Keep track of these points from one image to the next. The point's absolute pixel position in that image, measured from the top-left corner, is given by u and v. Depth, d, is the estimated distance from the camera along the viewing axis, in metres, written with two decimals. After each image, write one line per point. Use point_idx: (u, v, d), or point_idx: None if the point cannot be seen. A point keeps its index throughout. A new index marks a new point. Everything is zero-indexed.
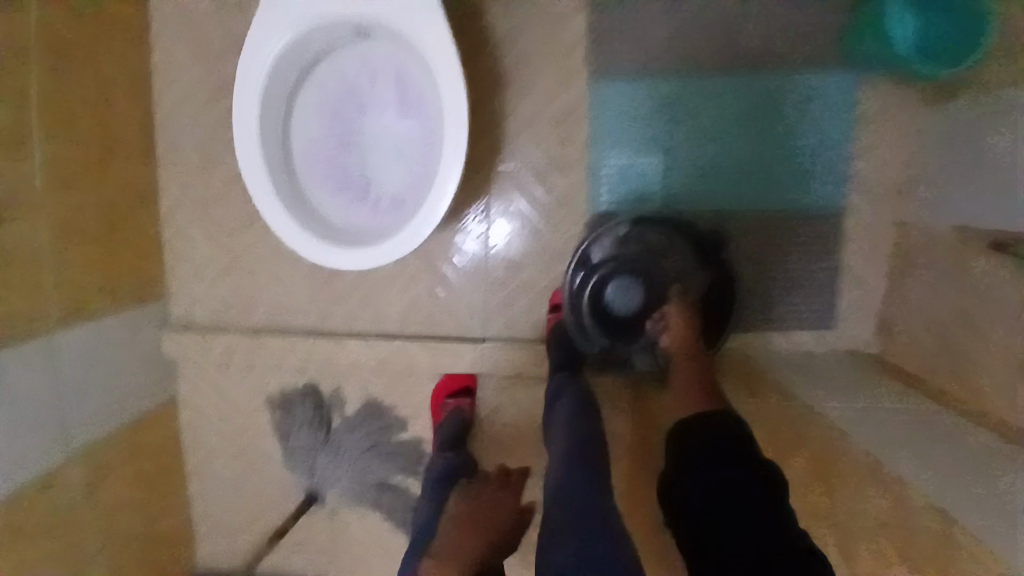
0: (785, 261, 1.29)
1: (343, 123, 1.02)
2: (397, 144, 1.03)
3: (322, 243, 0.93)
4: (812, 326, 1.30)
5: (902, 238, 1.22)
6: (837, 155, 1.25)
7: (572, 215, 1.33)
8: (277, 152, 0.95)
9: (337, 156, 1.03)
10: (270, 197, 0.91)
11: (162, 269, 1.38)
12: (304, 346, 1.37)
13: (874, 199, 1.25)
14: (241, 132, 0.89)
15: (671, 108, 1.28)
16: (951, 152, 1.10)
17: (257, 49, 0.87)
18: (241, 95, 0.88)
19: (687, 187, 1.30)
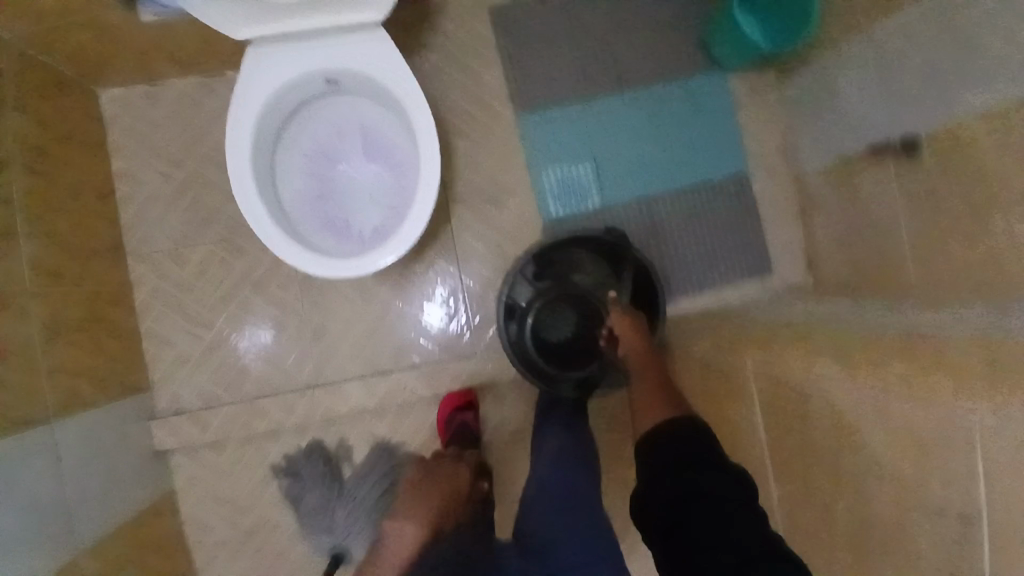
0: (715, 230, 1.51)
1: (318, 168, 1.14)
2: (367, 179, 1.15)
3: (323, 264, 1.01)
4: (753, 276, 1.51)
5: (800, 186, 1.49)
6: (733, 137, 1.52)
7: (530, 227, 1.48)
8: (271, 198, 1.06)
9: (317, 199, 1.13)
10: (273, 233, 1.01)
11: (144, 363, 1.38)
12: (303, 403, 1.39)
13: (767, 164, 1.52)
14: (240, 181, 1.00)
15: (589, 123, 1.49)
16: (812, 109, 1.40)
17: (246, 111, 1.00)
18: (237, 150, 1.00)
19: (621, 188, 1.50)
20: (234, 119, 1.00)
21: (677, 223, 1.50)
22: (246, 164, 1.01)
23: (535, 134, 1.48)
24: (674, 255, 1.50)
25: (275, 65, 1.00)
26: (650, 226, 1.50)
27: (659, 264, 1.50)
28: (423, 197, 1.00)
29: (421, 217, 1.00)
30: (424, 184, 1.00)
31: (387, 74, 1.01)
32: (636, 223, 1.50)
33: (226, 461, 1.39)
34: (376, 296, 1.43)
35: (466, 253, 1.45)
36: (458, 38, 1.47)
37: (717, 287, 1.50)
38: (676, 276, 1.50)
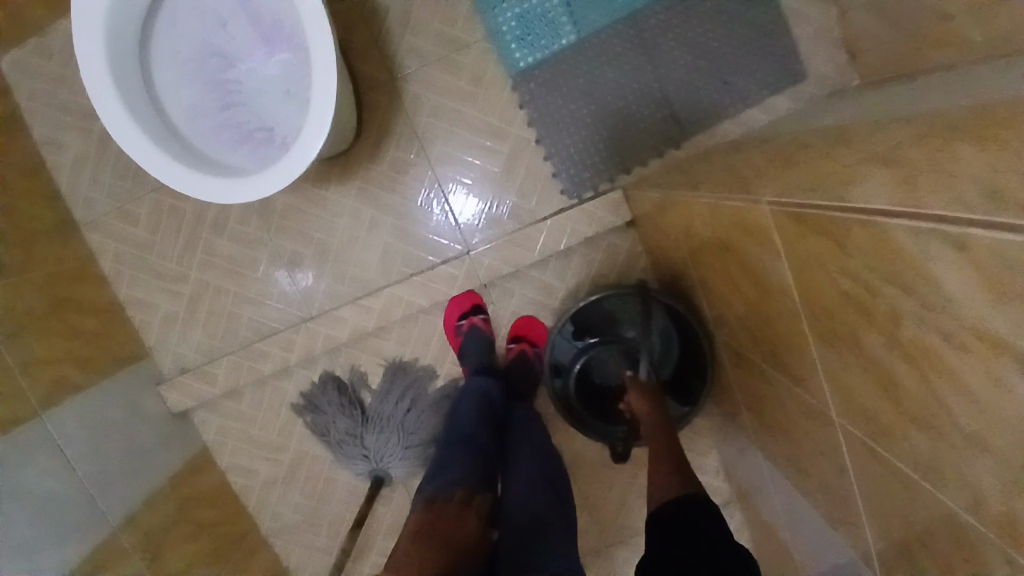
0: (721, 31, 1.20)
1: (212, 72, 0.95)
2: (271, 70, 0.95)
3: (231, 182, 0.85)
4: (782, 81, 1.22)
5: None
6: None
7: (496, 85, 1.22)
8: (155, 119, 0.88)
9: (217, 106, 0.95)
10: (161, 157, 0.84)
11: (135, 332, 1.32)
12: (302, 337, 1.30)
13: None
14: (106, 103, 0.83)
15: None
16: None
17: (86, 14, 0.81)
18: (91, 67, 0.82)
19: (593, 6, 1.19)
20: (77, 26, 0.82)
21: (671, 31, 1.20)
22: (108, 81, 0.83)
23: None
24: (674, 72, 1.22)
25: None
26: (637, 43, 1.21)
27: (656, 89, 1.23)
28: (326, 72, 0.83)
29: (330, 98, 0.83)
30: (321, 55, 0.83)
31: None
32: (621, 43, 1.21)
33: (248, 408, 1.35)
34: (345, 208, 1.26)
35: (431, 135, 1.23)
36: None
37: (734, 99, 1.22)
38: (680, 100, 1.23)
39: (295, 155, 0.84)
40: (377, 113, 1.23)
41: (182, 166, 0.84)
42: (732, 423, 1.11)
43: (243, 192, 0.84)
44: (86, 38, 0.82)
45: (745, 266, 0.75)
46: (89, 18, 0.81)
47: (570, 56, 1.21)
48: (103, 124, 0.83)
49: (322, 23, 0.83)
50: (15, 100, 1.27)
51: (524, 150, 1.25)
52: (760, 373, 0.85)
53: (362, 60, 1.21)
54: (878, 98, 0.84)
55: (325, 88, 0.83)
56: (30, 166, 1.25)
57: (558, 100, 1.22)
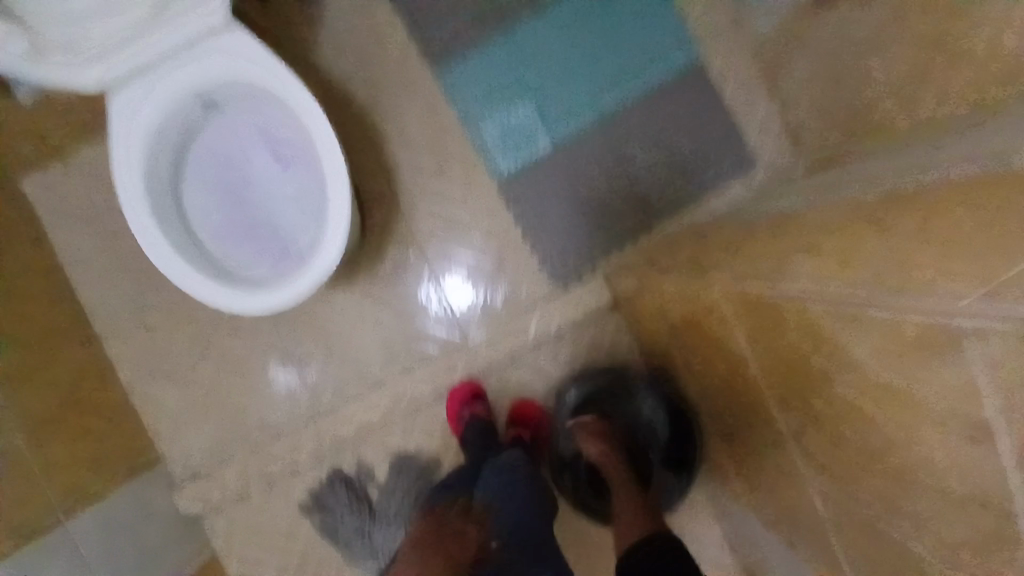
0: (681, 131, 1.35)
1: (236, 192, 1.05)
2: (289, 187, 1.05)
3: (258, 293, 0.93)
4: (741, 171, 1.36)
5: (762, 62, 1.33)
6: (677, 24, 1.33)
7: (485, 191, 1.36)
8: (186, 238, 0.98)
9: (241, 223, 1.05)
10: (195, 275, 0.93)
11: (148, 438, 1.37)
12: (310, 435, 1.35)
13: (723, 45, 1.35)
14: (144, 233, 0.92)
15: (510, 57, 1.32)
16: None
17: (126, 156, 0.92)
18: (131, 201, 0.92)
19: (567, 117, 1.34)
20: (117, 167, 0.92)
21: (637, 134, 1.35)
22: (146, 212, 0.93)
23: (456, 88, 1.33)
24: (645, 169, 1.36)
25: (141, 96, 0.90)
26: (610, 146, 1.36)
27: (630, 185, 1.36)
28: (341, 196, 0.94)
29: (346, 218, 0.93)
30: (337, 182, 0.94)
31: (260, 75, 0.91)
32: (594, 147, 1.35)
33: (257, 509, 1.37)
34: (349, 307, 1.36)
35: (427, 239, 1.36)
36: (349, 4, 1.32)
37: (698, 188, 1.36)
38: (651, 191, 1.36)
39: (318, 266, 0.93)
40: (378, 221, 1.36)
41: (213, 283, 0.94)
42: (728, 492, 1.15)
43: (266, 303, 0.93)
44: (125, 177, 0.92)
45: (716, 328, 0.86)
46: (128, 159, 0.91)
47: (549, 161, 1.35)
48: (142, 250, 0.92)
49: (334, 153, 0.94)
50: (41, 223, 1.37)
51: (514, 245, 1.36)
52: (741, 440, 0.91)
53: (364, 176, 1.35)
54: (820, 186, 0.96)
55: (341, 210, 0.93)
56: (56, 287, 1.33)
57: (542, 199, 1.36)
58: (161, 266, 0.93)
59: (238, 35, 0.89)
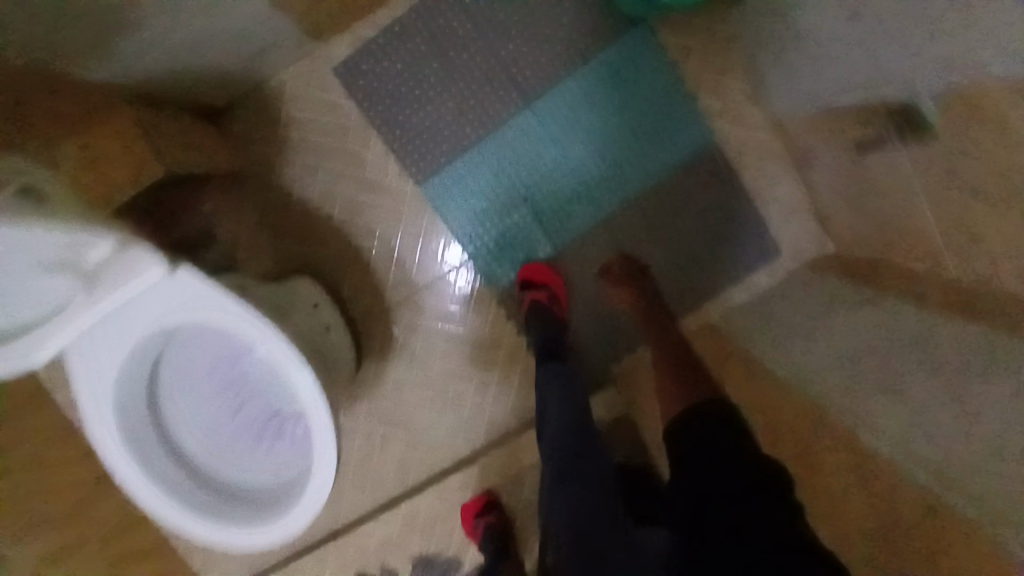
0: (690, 226, 1.23)
1: (225, 390, 1.00)
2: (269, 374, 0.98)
3: (253, 525, 0.91)
4: (758, 262, 1.24)
5: (776, 139, 1.19)
6: (677, 108, 1.20)
7: (483, 299, 1.28)
8: (175, 463, 0.94)
9: (237, 421, 1.00)
10: (189, 514, 0.91)
11: (181, 561, 1.40)
12: (333, 554, 1.37)
13: (733, 121, 1.20)
14: (130, 479, 0.90)
15: (500, 165, 1.22)
16: (777, 48, 1.05)
17: (96, 409, 0.87)
18: (111, 450, 0.89)
19: (562, 219, 1.24)
20: (90, 420, 0.88)
21: (640, 234, 1.24)
22: (128, 459, 0.90)
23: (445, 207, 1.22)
24: (657, 268, 1.25)
25: (100, 352, 0.85)
26: (617, 248, 1.25)
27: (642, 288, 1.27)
28: (322, 422, 0.88)
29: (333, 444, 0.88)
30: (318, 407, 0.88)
31: (219, 317, 0.85)
32: (598, 250, 1.25)
33: None
34: (355, 432, 1.33)
35: (425, 356, 1.29)
36: (316, 119, 1.21)
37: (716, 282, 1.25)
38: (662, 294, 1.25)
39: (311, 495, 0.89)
40: (374, 340, 1.29)
41: (207, 519, 0.91)
42: None
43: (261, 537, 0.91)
44: (100, 429, 0.88)
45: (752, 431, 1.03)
46: (98, 413, 0.87)
47: (551, 270, 1.24)
48: (132, 495, 0.91)
49: (308, 379, 0.87)
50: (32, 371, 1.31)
51: (518, 356, 1.30)
52: None
53: (355, 296, 1.27)
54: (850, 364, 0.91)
55: (326, 438, 0.88)
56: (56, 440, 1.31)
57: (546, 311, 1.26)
58: (154, 508, 0.91)
59: (185, 281, 0.83)
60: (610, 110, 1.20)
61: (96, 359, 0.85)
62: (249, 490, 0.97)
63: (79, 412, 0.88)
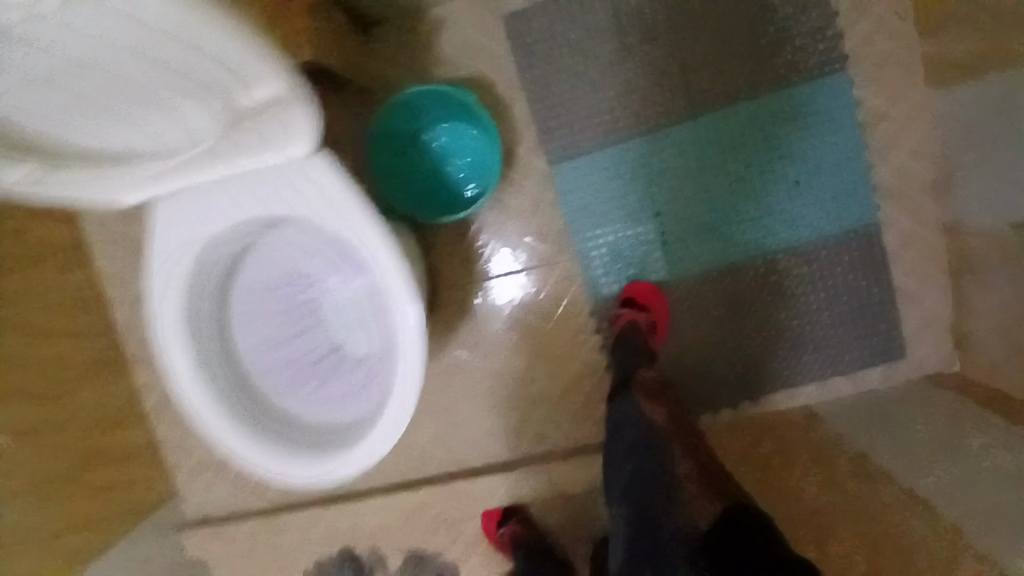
0: (819, 305, 1.11)
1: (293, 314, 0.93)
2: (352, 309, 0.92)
3: (313, 460, 0.81)
4: (876, 359, 1.12)
5: (942, 242, 1.09)
6: (857, 170, 1.08)
7: (571, 307, 1.18)
8: (230, 375, 0.85)
9: (298, 343, 0.93)
10: (238, 429, 0.81)
11: (165, 474, 1.30)
12: (330, 514, 1.27)
13: (905, 206, 1.08)
14: (179, 367, 0.80)
15: (638, 160, 1.13)
16: (982, 148, 0.97)
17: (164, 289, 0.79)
18: (169, 340, 0.80)
19: (687, 249, 1.14)
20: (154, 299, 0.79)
21: (766, 292, 1.12)
22: (183, 353, 0.80)
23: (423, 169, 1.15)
24: (784, 324, 1.13)
25: (189, 227, 0.77)
26: (741, 284, 1.13)
27: (766, 342, 1.14)
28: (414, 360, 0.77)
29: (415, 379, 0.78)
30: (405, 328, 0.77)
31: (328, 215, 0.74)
32: (712, 285, 1.14)
33: (258, 567, 1.28)
34: None
35: (494, 342, 1.21)
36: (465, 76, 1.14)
37: (837, 355, 1.12)
38: (764, 361, 1.15)
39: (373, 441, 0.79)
40: (446, 311, 1.21)
41: (247, 439, 0.81)
42: None
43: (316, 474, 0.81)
44: (162, 313, 0.80)
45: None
46: (164, 290, 0.79)
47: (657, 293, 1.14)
48: (179, 399, 0.81)
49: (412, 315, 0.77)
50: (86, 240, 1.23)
51: (588, 376, 1.19)
52: None
53: (445, 261, 1.20)
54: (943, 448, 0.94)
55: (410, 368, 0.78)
56: (74, 314, 1.18)
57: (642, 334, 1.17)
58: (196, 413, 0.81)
59: (293, 172, 0.73)
60: (779, 141, 1.09)
61: (184, 235, 0.77)
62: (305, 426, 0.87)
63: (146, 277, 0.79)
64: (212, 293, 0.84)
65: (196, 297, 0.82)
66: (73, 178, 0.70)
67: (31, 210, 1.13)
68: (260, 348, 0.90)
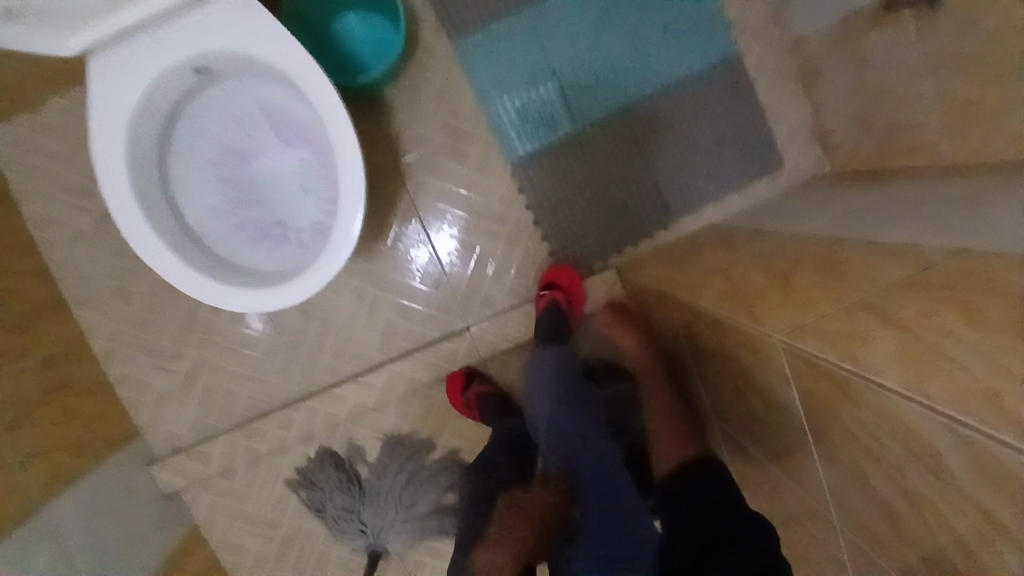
0: (706, 131, 1.28)
1: (236, 181, 0.98)
2: (294, 170, 0.99)
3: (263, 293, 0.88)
4: (761, 172, 1.30)
5: (792, 62, 1.29)
6: (711, 9, 1.26)
7: (494, 174, 1.30)
8: (176, 226, 0.90)
9: (243, 208, 0.98)
10: (185, 267, 0.86)
11: (125, 412, 1.29)
12: (301, 415, 1.29)
13: (757, 36, 1.28)
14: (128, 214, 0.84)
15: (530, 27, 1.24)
16: None
17: (108, 135, 0.83)
18: (112, 185, 0.83)
19: (587, 102, 1.27)
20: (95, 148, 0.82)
21: (660, 127, 1.28)
22: (127, 196, 0.84)
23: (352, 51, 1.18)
24: (679, 157, 1.29)
25: (128, 72, 0.81)
26: (638, 125, 1.28)
27: (667, 176, 1.30)
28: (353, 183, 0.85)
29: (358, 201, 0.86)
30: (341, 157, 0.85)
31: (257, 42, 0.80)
32: (615, 130, 1.28)
33: (244, 482, 1.33)
34: (346, 288, 1.29)
35: (431, 216, 1.30)
36: None
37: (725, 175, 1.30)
38: (671, 190, 1.30)
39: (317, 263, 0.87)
40: (383, 196, 1.29)
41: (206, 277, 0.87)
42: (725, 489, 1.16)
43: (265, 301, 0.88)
44: (104, 160, 0.83)
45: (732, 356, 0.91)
46: (106, 139, 0.82)
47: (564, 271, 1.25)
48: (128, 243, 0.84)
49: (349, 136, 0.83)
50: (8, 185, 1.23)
51: (523, 233, 1.31)
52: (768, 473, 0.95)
53: (374, 150, 1.28)
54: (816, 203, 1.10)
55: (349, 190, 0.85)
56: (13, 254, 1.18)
57: (561, 188, 1.29)
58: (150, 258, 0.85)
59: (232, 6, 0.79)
60: None
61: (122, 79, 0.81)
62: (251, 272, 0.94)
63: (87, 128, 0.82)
64: (151, 147, 0.89)
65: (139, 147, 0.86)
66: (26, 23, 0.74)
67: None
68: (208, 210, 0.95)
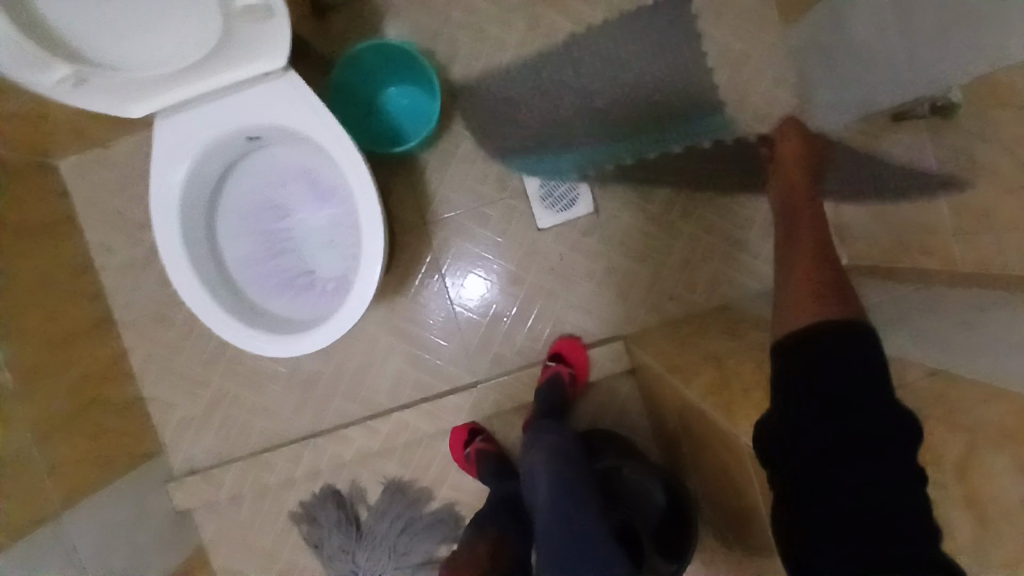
0: (724, 213, 1.31)
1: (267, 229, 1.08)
2: (324, 221, 1.09)
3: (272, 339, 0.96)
4: (774, 261, 1.31)
5: None
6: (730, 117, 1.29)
7: (514, 241, 1.35)
8: (213, 268, 0.99)
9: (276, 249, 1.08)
10: (214, 307, 0.94)
11: (152, 429, 1.37)
12: (309, 452, 1.36)
13: None
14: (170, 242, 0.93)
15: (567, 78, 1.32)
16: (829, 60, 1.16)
17: (167, 177, 0.91)
18: (165, 220, 0.92)
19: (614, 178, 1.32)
20: (156, 182, 0.91)
21: (681, 208, 1.32)
22: (176, 231, 0.93)
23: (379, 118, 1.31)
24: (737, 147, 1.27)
25: (188, 130, 0.90)
26: (663, 204, 1.32)
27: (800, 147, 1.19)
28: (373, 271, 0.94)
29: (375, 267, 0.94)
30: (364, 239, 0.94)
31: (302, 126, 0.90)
32: (630, 203, 1.33)
33: (252, 508, 1.39)
34: (366, 335, 1.37)
35: (452, 275, 1.36)
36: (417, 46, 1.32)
37: (730, 257, 1.32)
38: (680, 271, 1.33)
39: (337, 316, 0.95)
40: (405, 252, 1.36)
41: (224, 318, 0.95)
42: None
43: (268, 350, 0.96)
44: (162, 197, 0.92)
45: (722, 466, 0.88)
46: (171, 174, 0.91)
47: (584, 352, 1.32)
48: (169, 277, 0.93)
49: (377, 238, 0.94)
50: (78, 216, 1.34)
51: (538, 295, 1.35)
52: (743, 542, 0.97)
53: (407, 210, 1.36)
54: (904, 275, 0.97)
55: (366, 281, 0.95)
56: (83, 277, 1.31)
57: (576, 260, 1.34)
58: (185, 294, 0.94)
59: (272, 85, 0.89)
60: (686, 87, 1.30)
61: (186, 135, 0.90)
62: (275, 320, 1.02)
63: (153, 168, 0.91)
64: (200, 193, 0.97)
65: (192, 190, 0.95)
66: (95, 86, 0.81)
67: (13, 168, 1.18)
68: (250, 251, 1.06)
